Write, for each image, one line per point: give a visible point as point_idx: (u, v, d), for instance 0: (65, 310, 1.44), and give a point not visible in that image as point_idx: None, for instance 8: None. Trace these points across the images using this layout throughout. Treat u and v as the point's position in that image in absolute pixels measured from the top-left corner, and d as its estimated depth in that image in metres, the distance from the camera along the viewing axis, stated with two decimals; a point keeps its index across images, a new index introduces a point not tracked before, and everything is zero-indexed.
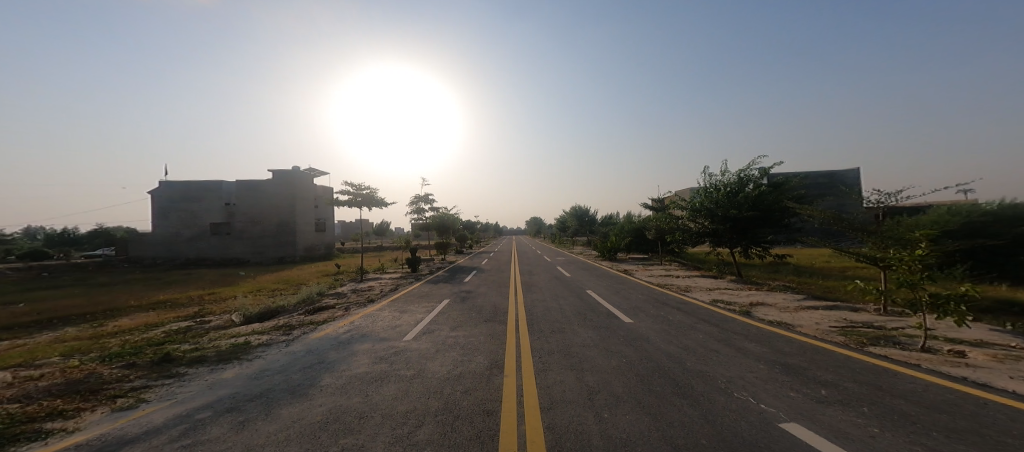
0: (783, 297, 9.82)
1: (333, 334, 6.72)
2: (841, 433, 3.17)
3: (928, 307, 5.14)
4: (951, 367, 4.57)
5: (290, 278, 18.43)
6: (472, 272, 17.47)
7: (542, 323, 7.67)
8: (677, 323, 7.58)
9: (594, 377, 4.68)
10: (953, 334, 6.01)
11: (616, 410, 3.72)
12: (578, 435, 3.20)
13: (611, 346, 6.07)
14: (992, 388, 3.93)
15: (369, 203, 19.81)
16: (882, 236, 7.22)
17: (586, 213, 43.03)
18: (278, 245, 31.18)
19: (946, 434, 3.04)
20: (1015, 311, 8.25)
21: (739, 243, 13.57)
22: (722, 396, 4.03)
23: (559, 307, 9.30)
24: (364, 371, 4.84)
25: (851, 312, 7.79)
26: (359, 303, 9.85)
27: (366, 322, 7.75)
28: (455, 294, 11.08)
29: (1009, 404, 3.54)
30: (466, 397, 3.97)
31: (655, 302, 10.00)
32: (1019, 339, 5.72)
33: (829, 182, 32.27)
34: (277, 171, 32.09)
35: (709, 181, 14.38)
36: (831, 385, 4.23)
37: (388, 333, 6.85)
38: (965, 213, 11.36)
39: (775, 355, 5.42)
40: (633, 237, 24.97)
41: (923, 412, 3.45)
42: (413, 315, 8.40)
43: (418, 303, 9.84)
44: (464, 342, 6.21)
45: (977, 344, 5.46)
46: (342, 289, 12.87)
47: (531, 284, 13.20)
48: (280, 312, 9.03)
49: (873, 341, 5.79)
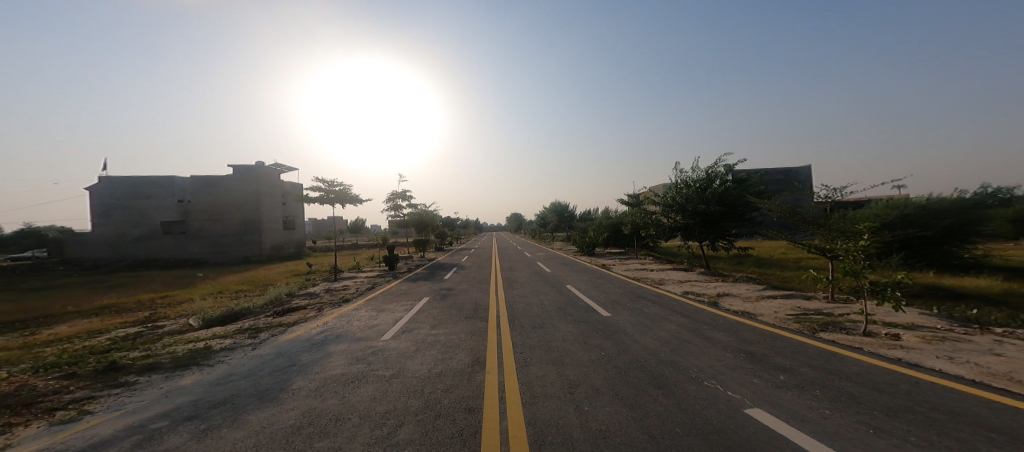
0: (746, 288, 10.35)
1: (305, 336, 6.51)
2: (798, 415, 3.38)
3: (869, 293, 5.52)
4: (888, 350, 4.96)
5: (256, 278, 17.64)
6: (452, 269, 17.35)
7: (523, 319, 7.71)
8: (652, 315, 7.84)
9: (574, 371, 4.77)
10: (890, 318, 6.53)
11: (596, 402, 3.80)
12: (560, 429, 3.26)
13: (590, 340, 6.20)
14: (924, 368, 4.30)
15: (345, 201, 19.23)
16: (832, 229, 7.69)
17: (565, 209, 43.23)
18: (244, 245, 29.83)
19: (886, 413, 3.31)
20: (942, 295, 9.08)
21: (708, 237, 14.09)
22: (694, 385, 4.23)
23: (540, 302, 9.40)
24: (340, 372, 4.72)
25: (804, 300, 8.31)
26: (334, 303, 9.58)
27: (341, 322, 7.53)
28: (435, 292, 10.97)
29: (937, 382, 3.89)
30: (449, 395, 3.96)
31: (632, 295, 10.29)
32: (946, 322, 6.28)
33: (786, 179, 34.26)
34: (240, 167, 30.65)
35: (679, 177, 14.86)
36: (789, 370, 4.51)
37: (365, 332, 6.71)
38: (902, 206, 12.25)
39: (740, 343, 5.71)
40: (610, 232, 25.55)
41: (866, 392, 3.73)
42: (391, 314, 8.24)
43: (397, 301, 9.66)
44: (444, 340, 6.18)
45: (911, 328, 5.94)
46: (314, 289, 12.49)
47: (512, 280, 13.23)
48: (245, 315, 8.64)
49: (823, 327, 6.20)
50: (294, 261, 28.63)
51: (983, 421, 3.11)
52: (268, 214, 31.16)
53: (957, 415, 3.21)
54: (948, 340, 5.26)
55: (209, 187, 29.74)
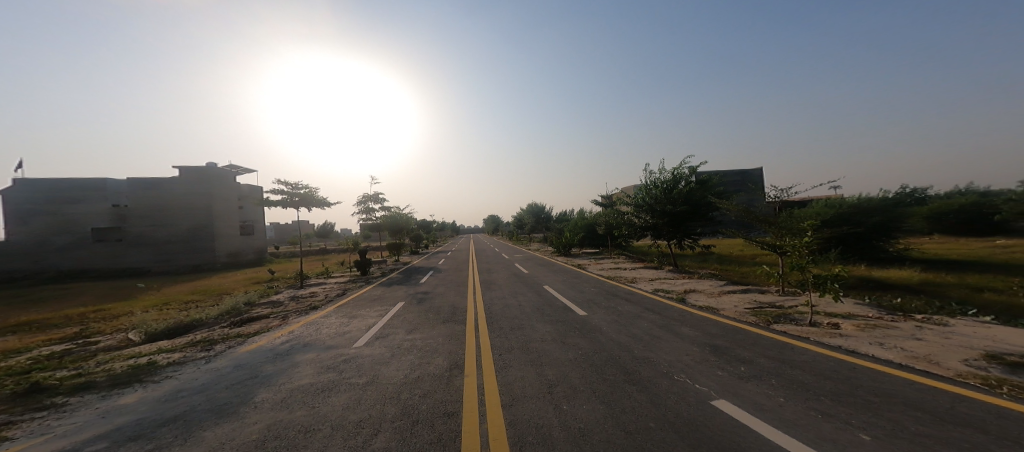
0: (710, 284, 10.83)
1: (268, 346, 6.21)
2: (758, 404, 3.57)
3: (812, 286, 5.92)
4: (831, 338, 5.33)
5: (211, 288, 16.56)
6: (428, 273, 17.07)
7: (502, 321, 7.69)
8: (626, 313, 8.05)
9: (553, 370, 4.81)
10: (832, 308, 7.04)
11: (574, 401, 3.86)
12: (540, 429, 3.27)
13: (567, 339, 6.27)
14: (861, 354, 4.66)
15: (311, 204, 18.51)
16: (781, 227, 8.19)
17: (542, 210, 43.44)
18: (196, 251, 28.25)
19: (837, 397, 3.55)
20: (873, 286, 9.90)
21: (675, 236, 14.64)
22: (665, 380, 4.36)
23: (518, 304, 9.40)
24: (309, 382, 4.54)
25: (760, 294, 8.80)
26: (300, 311, 9.17)
27: (308, 331, 7.22)
28: (411, 296, 10.76)
29: (872, 367, 4.23)
30: (426, 400, 3.89)
31: (607, 294, 10.53)
32: (877, 310, 6.85)
33: (743, 180, 36.21)
34: (186, 168, 28.98)
35: (649, 178, 15.35)
36: (749, 361, 4.75)
37: (336, 340, 6.47)
38: (837, 204, 13.24)
39: (705, 337, 5.98)
40: (586, 232, 26.00)
41: (817, 379, 3.99)
42: (363, 320, 8.00)
43: (369, 307, 9.38)
44: (421, 345, 6.07)
45: (848, 317, 6.43)
46: (278, 296, 11.90)
47: (490, 283, 13.16)
48: (196, 326, 8.13)
49: (776, 319, 6.59)
50: (258, 267, 27.15)
51: (918, 400, 3.41)
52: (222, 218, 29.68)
53: (894, 396, 3.50)
54: (879, 327, 5.74)
55: (151, 190, 27.76)
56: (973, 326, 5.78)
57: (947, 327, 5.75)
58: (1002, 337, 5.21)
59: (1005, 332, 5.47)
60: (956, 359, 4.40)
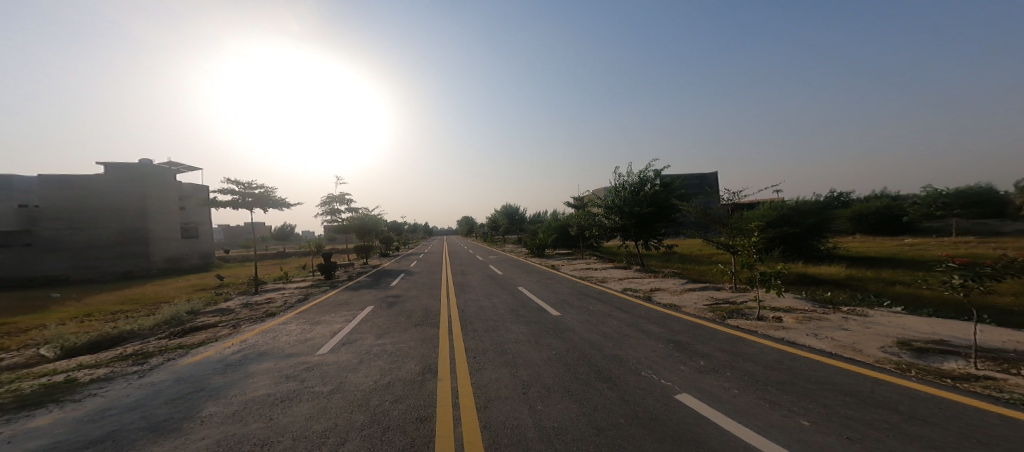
0: (673, 282, 11.26)
1: (216, 357, 5.82)
2: (720, 396, 3.74)
3: (759, 282, 6.27)
4: (776, 331, 5.68)
5: (147, 297, 15.19)
6: (398, 276, 16.63)
7: (475, 322, 7.63)
8: (598, 312, 8.21)
9: (527, 371, 4.81)
10: (776, 303, 7.51)
11: (549, 400, 3.87)
12: (515, 430, 3.25)
13: (541, 340, 6.30)
14: (802, 344, 5.00)
15: (265, 205, 17.54)
16: (733, 227, 8.63)
17: (516, 212, 43.32)
18: (126, 257, 25.62)
19: (788, 386, 3.78)
20: (810, 281, 10.71)
21: (642, 237, 15.11)
22: (634, 376, 4.47)
23: (492, 305, 9.35)
24: (264, 393, 4.28)
25: (717, 290, 9.25)
26: (254, 319, 8.66)
27: (264, 339, 6.83)
28: (381, 300, 10.44)
29: (811, 356, 4.54)
30: (396, 406, 3.77)
31: (579, 294, 10.70)
32: (813, 303, 7.40)
33: (703, 184, 38.09)
34: (113, 165, 26.39)
35: (617, 181, 15.75)
36: (711, 355, 4.97)
37: (296, 348, 6.16)
38: (779, 206, 14.18)
39: (671, 333, 6.19)
40: (559, 234, 26.31)
41: (771, 369, 4.24)
42: (327, 326, 7.67)
43: (335, 313, 9.01)
44: (391, 349, 5.89)
45: (789, 310, 6.89)
46: (228, 304, 11.16)
47: (463, 285, 13.00)
48: (127, 339, 7.49)
49: (730, 314, 6.94)
50: (210, 273, 25.35)
51: (860, 386, 3.69)
52: (157, 221, 27.42)
53: (834, 382, 3.79)
54: (816, 320, 6.19)
55: (70, 189, 24.41)
56: (888, 315, 6.40)
57: (867, 317, 6.32)
58: (913, 325, 5.80)
59: (914, 321, 6.10)
60: (880, 346, 4.84)
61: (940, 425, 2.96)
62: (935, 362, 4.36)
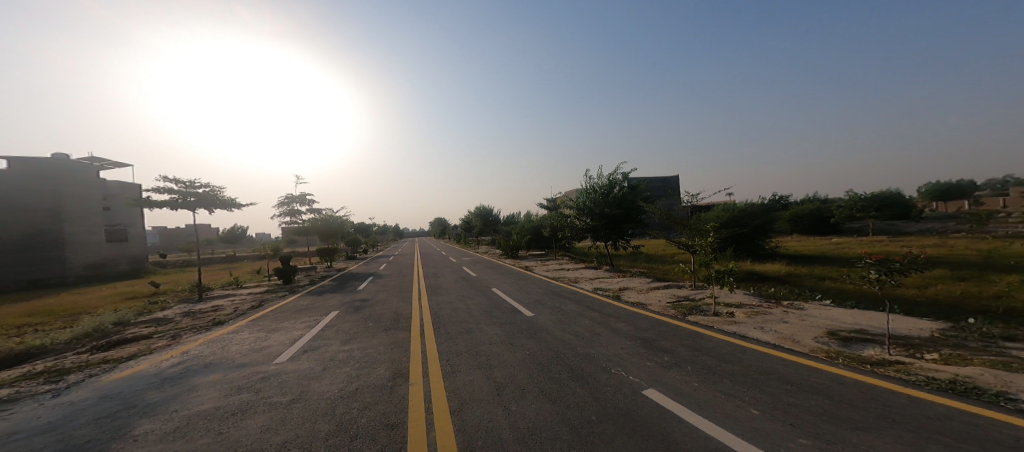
0: (640, 281, 11.79)
1: (152, 371, 5.52)
2: (678, 391, 4.02)
3: (715, 280, 6.74)
4: (730, 325, 6.15)
5: (66, 307, 13.78)
6: (366, 279, 16.27)
7: (449, 325, 7.67)
8: (570, 312, 8.47)
9: (501, 372, 4.94)
10: (729, 298, 8.09)
11: (523, 401, 4.02)
12: (490, 432, 3.38)
13: (515, 341, 6.45)
14: (752, 338, 5.45)
15: (211, 205, 15.97)
16: (692, 228, 9.18)
17: (490, 213, 43.27)
18: (38, 263, 23.19)
19: (736, 378, 4.13)
20: (757, 278, 11.60)
21: (612, 237, 15.66)
22: (604, 374, 4.72)
23: (465, 307, 9.40)
24: (215, 406, 4.16)
25: (678, 288, 9.80)
26: (196, 328, 8.24)
27: (209, 350, 6.53)
28: (348, 305, 10.23)
29: (760, 349, 4.97)
30: (366, 413, 3.79)
31: (552, 294, 10.96)
32: (760, 299, 8.05)
33: (668, 187, 39.71)
34: (20, 162, 24.09)
35: (588, 183, 16.22)
36: (671, 351, 5.31)
37: (250, 357, 5.96)
38: (730, 209, 15.22)
39: (637, 331, 6.52)
40: (532, 235, 26.62)
41: (722, 363, 4.60)
42: (287, 333, 7.45)
43: (296, 319, 8.74)
44: (361, 355, 5.85)
45: (741, 305, 7.46)
46: (165, 313, 10.48)
47: (437, 287, 12.93)
48: (38, 355, 6.89)
49: (690, 311, 7.40)
50: (156, 279, 23.65)
51: (798, 375, 4.10)
52: (77, 221, 25.24)
53: (775, 374, 4.17)
54: (763, 314, 6.75)
55: None
56: (819, 308, 7.11)
57: (803, 309, 7.00)
58: (840, 316, 6.49)
59: (842, 312, 6.82)
60: (816, 337, 5.40)
61: (853, 408, 3.38)
62: (858, 349, 4.94)
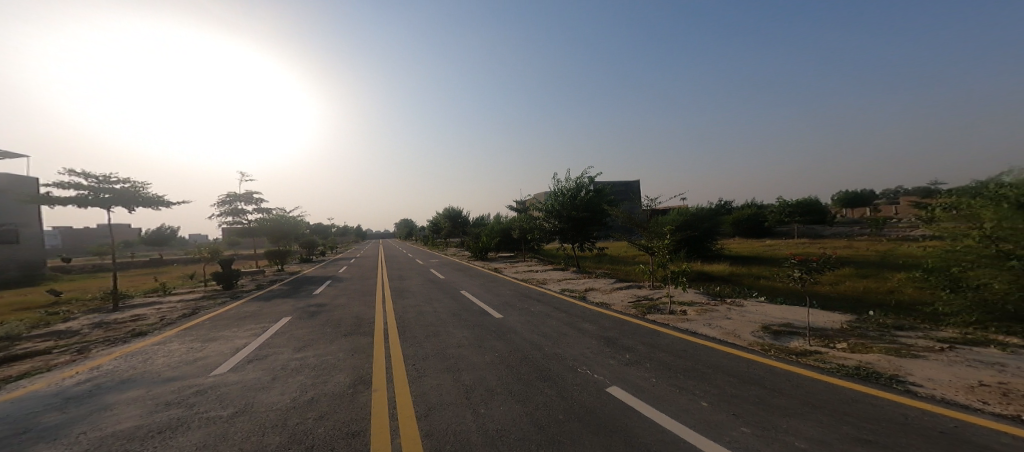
0: (604, 282, 12.16)
1: (59, 389, 4.94)
2: (638, 387, 4.17)
3: (670, 280, 7.09)
4: (683, 323, 6.48)
5: None
6: (324, 283, 15.55)
7: (415, 329, 7.53)
8: (538, 313, 8.57)
9: (470, 375, 4.93)
10: (682, 297, 8.55)
11: (491, 403, 4.03)
12: (457, 435, 3.36)
13: (483, 343, 6.44)
14: (702, 334, 5.80)
15: (131, 203, 13.53)
16: (652, 230, 9.59)
17: (459, 214, 42.71)
18: None
19: (690, 373, 4.35)
20: (704, 277, 12.37)
21: (578, 239, 16.04)
22: (570, 373, 4.82)
23: (433, 311, 9.26)
24: (145, 422, 3.82)
25: (639, 288, 10.19)
26: (111, 341, 7.44)
27: (131, 363, 5.93)
28: (303, 310, 9.74)
29: (709, 345, 5.29)
30: (322, 423, 3.64)
31: (521, 296, 11.04)
32: (708, 297, 8.57)
33: (631, 191, 41.12)
34: None
35: (556, 186, 16.48)
36: (631, 349, 5.51)
37: (187, 368, 5.52)
38: (682, 213, 16.13)
39: (601, 330, 6.71)
40: (502, 236, 26.67)
41: (676, 359, 4.83)
42: (231, 342, 6.96)
43: (243, 326, 8.19)
44: (318, 362, 5.60)
45: (693, 303, 7.91)
46: (69, 326, 9.31)
47: (402, 290, 12.62)
48: None
49: (650, 309, 7.73)
50: (80, 285, 21.30)
51: (739, 367, 4.40)
52: None
53: (720, 367, 4.45)
54: (712, 311, 7.19)
55: None
56: (757, 304, 7.69)
57: (742, 306, 7.55)
58: (772, 311, 7.07)
59: (774, 307, 7.46)
60: (753, 331, 5.84)
61: (781, 396, 3.68)
62: (786, 342, 5.42)
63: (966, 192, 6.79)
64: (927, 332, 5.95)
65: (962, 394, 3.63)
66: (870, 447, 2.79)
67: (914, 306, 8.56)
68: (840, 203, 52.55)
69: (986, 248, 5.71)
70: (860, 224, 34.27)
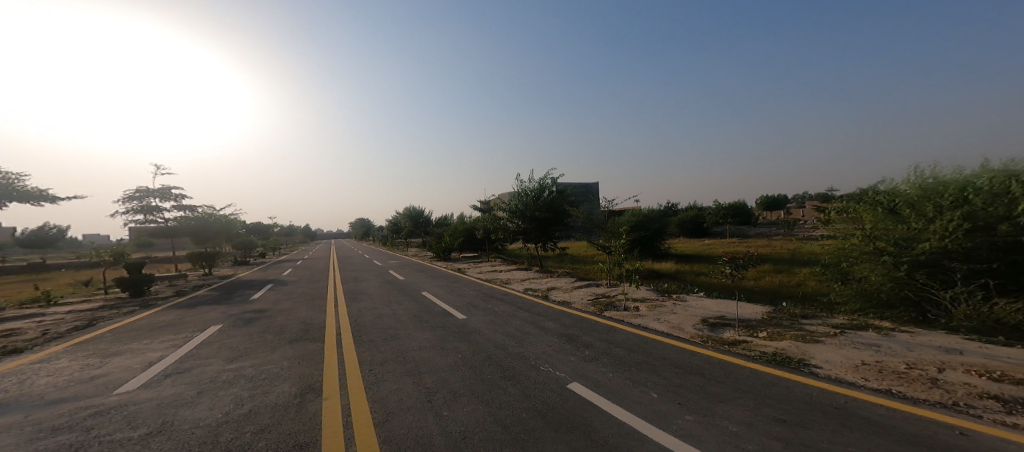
0: (566, 281, 12.40)
1: None
2: (598, 383, 4.24)
3: (624, 277, 7.34)
4: (635, 318, 6.73)
5: None
6: (264, 287, 14.40)
7: (372, 332, 7.22)
8: (502, 313, 8.53)
9: (432, 378, 4.79)
10: (635, 293, 8.90)
11: (455, 405, 3.93)
12: (419, 440, 3.24)
13: (446, 344, 6.30)
14: (651, 328, 6.05)
15: (6, 197, 11.79)
16: (610, 230, 9.88)
17: (420, 214, 41.76)
18: None
19: (642, 366, 4.51)
20: (653, 274, 13.03)
21: (541, 240, 16.23)
22: (534, 371, 4.82)
23: (392, 313, 8.94)
24: (40, 446, 3.29)
25: (598, 286, 10.47)
26: None
27: (17, 381, 5.07)
28: (244, 317, 8.98)
29: (658, 338, 5.53)
30: (263, 436, 3.37)
31: (484, 296, 10.94)
32: (656, 293, 8.98)
33: (590, 193, 42.32)
34: None
35: (520, 186, 16.51)
36: (590, 345, 5.62)
37: (97, 383, 4.86)
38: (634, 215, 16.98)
39: (562, 329, 6.78)
40: (465, 236, 26.40)
41: (630, 354, 4.98)
42: (152, 352, 6.22)
43: (170, 335, 7.38)
44: (262, 372, 5.18)
45: (645, 299, 8.26)
46: None
47: (356, 293, 12.06)
48: None
49: (608, 306, 7.95)
50: None
51: (685, 359, 4.63)
52: None
53: (666, 359, 4.66)
54: (660, 306, 7.53)
55: None
56: (698, 299, 8.21)
57: (684, 300, 8.01)
58: (708, 305, 7.55)
59: (710, 301, 7.99)
60: (694, 324, 6.19)
61: (718, 384, 3.90)
62: (720, 333, 5.80)
63: (853, 198, 8.48)
64: (825, 319, 6.62)
65: (850, 373, 4.17)
66: (789, 427, 3.03)
67: (813, 295, 9.62)
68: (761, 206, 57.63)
69: (863, 246, 7.18)
70: (778, 223, 38.15)
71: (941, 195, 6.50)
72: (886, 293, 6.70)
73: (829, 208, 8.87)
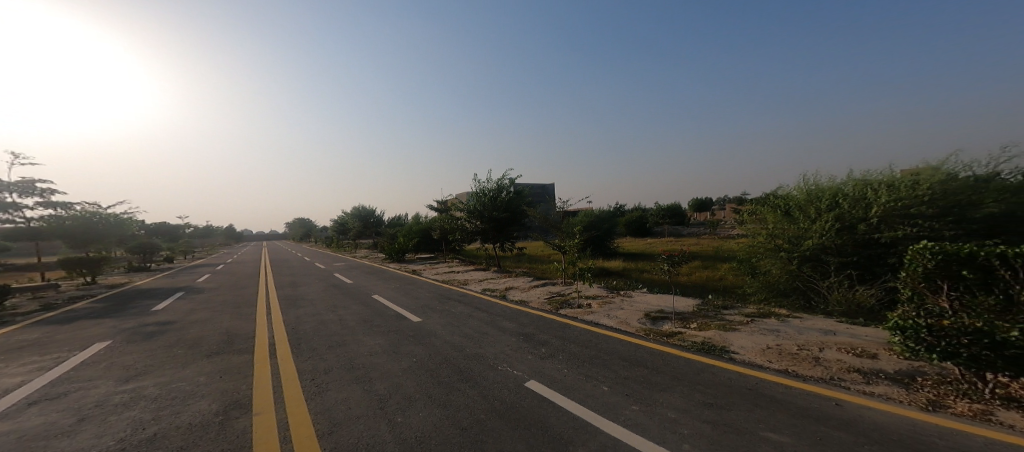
0: (523, 280, 12.40)
1: None
2: (554, 379, 4.18)
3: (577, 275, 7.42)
4: (588, 315, 6.79)
5: None
6: (180, 296, 12.75)
7: (316, 340, 6.65)
8: (459, 314, 8.27)
9: (384, 383, 4.47)
10: (588, 291, 9.05)
11: (410, 410, 3.68)
12: (368, 449, 2.96)
13: (399, 349, 5.95)
14: (601, 324, 6.12)
15: None
16: (566, 230, 9.97)
17: (372, 214, 40.05)
18: None
19: (595, 361, 4.51)
20: (603, 272, 13.41)
21: (499, 240, 16.12)
22: (491, 371, 4.65)
23: (339, 318, 8.33)
24: None
25: (555, 285, 10.53)
26: None
27: None
28: (159, 330, 7.87)
29: (609, 333, 5.60)
30: None
31: (440, 297, 10.59)
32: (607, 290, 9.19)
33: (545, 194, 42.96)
34: None
35: (478, 186, 16.25)
36: (546, 343, 5.56)
37: None
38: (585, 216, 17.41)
39: (519, 328, 6.67)
40: (420, 237, 25.62)
41: (585, 349, 4.98)
42: (29, 377, 5.18)
43: (59, 355, 6.24)
44: (180, 390, 4.53)
45: (599, 296, 8.42)
46: None
47: (296, 299, 11.12)
48: None
49: (564, 304, 7.99)
50: None
51: (631, 352, 4.71)
52: None
53: (614, 353, 4.69)
54: (611, 303, 7.68)
55: None
56: (645, 294, 8.52)
57: (631, 296, 8.28)
58: (651, 300, 7.83)
59: (654, 296, 8.31)
60: (639, 318, 6.37)
61: (663, 374, 3.99)
62: (660, 326, 6.01)
63: (759, 201, 9.25)
64: (741, 308, 7.13)
65: (758, 356, 4.47)
66: (727, 410, 3.14)
67: (731, 288, 10.45)
68: (694, 207, 62.16)
69: (766, 243, 7.90)
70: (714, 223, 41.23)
71: (820, 200, 7.43)
72: (783, 283, 7.44)
73: (741, 211, 9.56)
